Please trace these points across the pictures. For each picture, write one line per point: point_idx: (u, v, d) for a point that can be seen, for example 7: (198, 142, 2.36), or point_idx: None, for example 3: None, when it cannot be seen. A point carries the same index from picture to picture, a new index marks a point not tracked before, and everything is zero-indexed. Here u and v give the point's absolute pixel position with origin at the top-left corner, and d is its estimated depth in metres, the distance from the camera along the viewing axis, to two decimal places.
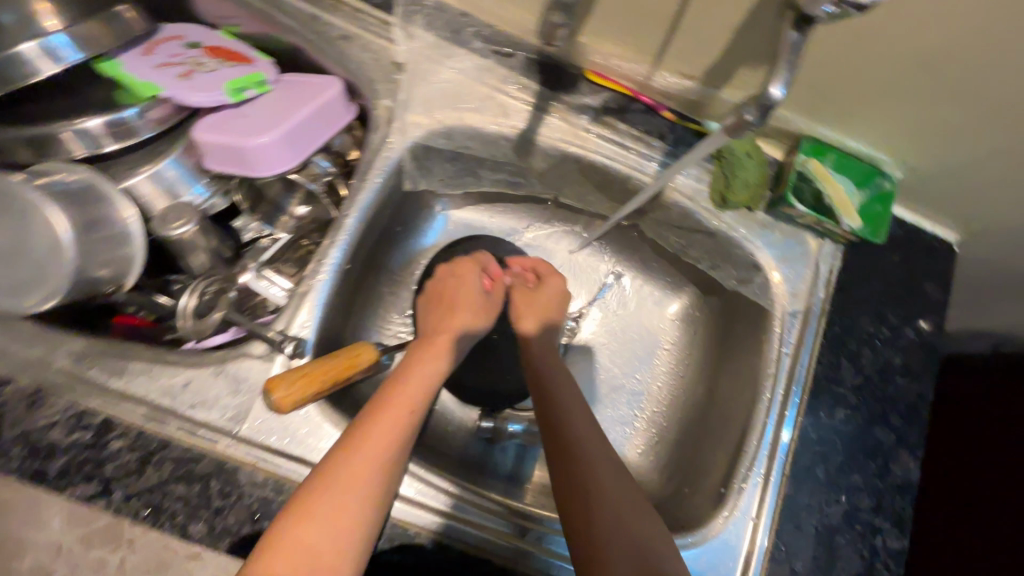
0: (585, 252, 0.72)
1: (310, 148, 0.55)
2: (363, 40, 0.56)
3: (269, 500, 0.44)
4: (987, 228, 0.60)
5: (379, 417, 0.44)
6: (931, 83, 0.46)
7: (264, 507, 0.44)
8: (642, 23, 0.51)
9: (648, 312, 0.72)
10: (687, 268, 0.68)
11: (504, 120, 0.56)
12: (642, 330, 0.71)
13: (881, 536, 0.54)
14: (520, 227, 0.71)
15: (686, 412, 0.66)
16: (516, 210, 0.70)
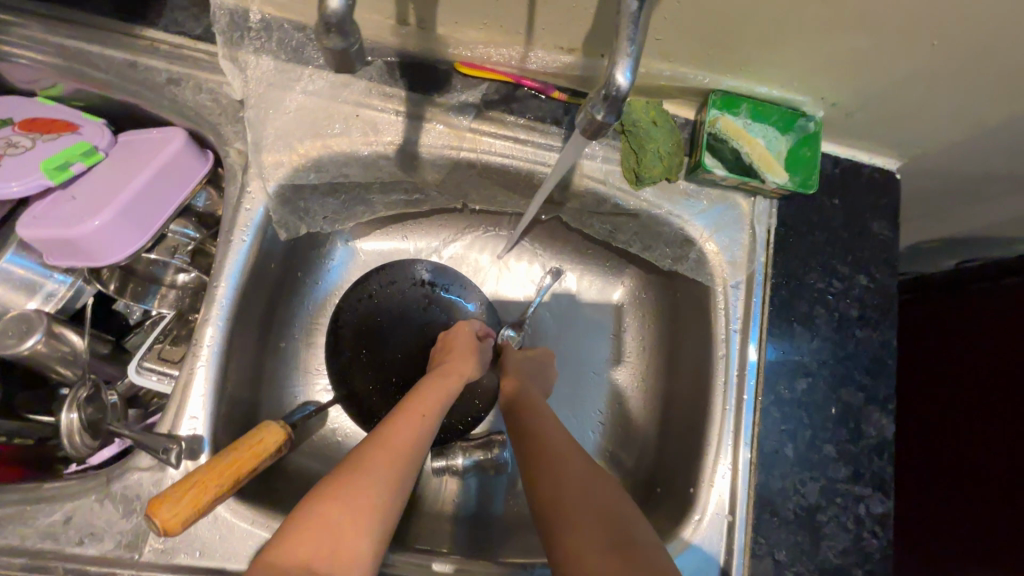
0: (513, 254, 0.66)
1: (163, 216, 0.48)
2: (195, 78, 0.48)
3: None
4: (927, 149, 0.54)
5: (371, 463, 0.39)
6: (828, 12, 0.40)
7: None
8: (497, 3, 0.44)
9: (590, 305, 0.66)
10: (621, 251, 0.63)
11: (376, 139, 0.50)
12: (588, 326, 0.66)
13: (864, 504, 0.50)
14: (439, 242, 0.65)
15: (647, 406, 0.62)
16: (429, 225, 0.64)
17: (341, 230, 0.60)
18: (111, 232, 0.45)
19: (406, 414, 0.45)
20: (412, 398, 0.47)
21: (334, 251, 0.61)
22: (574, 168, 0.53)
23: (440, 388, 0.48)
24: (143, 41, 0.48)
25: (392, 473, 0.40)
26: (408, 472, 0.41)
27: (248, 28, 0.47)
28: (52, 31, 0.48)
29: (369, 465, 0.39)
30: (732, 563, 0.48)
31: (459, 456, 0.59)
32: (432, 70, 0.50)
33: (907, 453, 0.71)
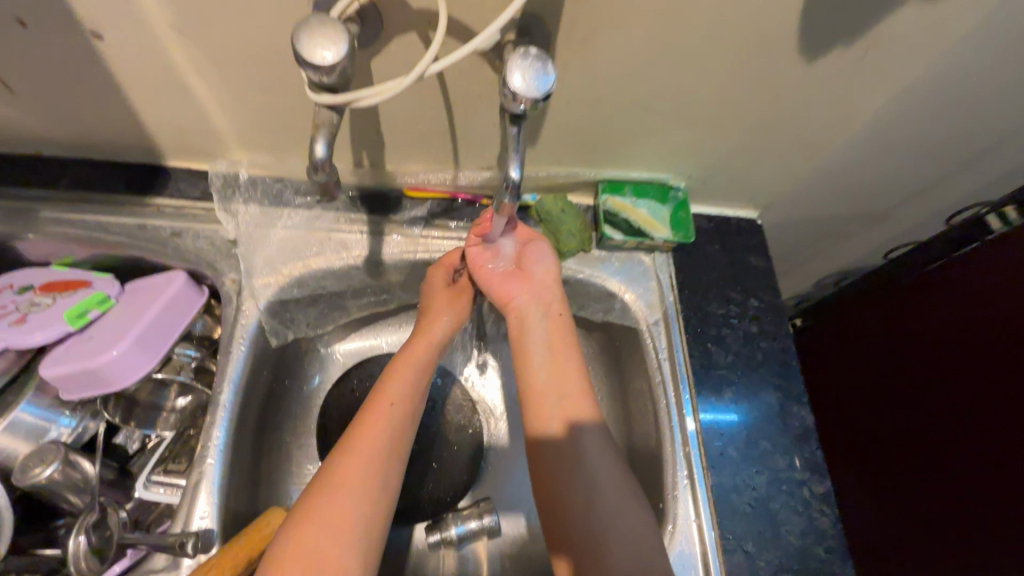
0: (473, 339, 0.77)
1: (169, 341, 0.56)
2: (194, 228, 0.60)
3: None
4: (771, 198, 0.71)
5: (339, 484, 0.46)
6: (658, 121, 0.57)
7: None
8: (428, 143, 0.59)
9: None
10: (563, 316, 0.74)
11: (347, 254, 0.62)
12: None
13: (808, 487, 0.58)
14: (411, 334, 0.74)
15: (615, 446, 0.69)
16: (398, 320, 0.73)
17: (321, 336, 0.69)
18: (125, 359, 0.53)
19: (367, 420, 0.51)
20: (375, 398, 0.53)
21: (315, 357, 0.69)
22: None
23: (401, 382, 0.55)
24: (150, 207, 0.60)
25: (361, 484, 0.47)
26: (375, 479, 0.48)
27: (238, 185, 0.61)
28: (72, 208, 0.58)
29: (336, 483, 0.46)
30: (710, 562, 0.53)
31: (452, 525, 0.63)
32: (386, 197, 0.64)
33: None
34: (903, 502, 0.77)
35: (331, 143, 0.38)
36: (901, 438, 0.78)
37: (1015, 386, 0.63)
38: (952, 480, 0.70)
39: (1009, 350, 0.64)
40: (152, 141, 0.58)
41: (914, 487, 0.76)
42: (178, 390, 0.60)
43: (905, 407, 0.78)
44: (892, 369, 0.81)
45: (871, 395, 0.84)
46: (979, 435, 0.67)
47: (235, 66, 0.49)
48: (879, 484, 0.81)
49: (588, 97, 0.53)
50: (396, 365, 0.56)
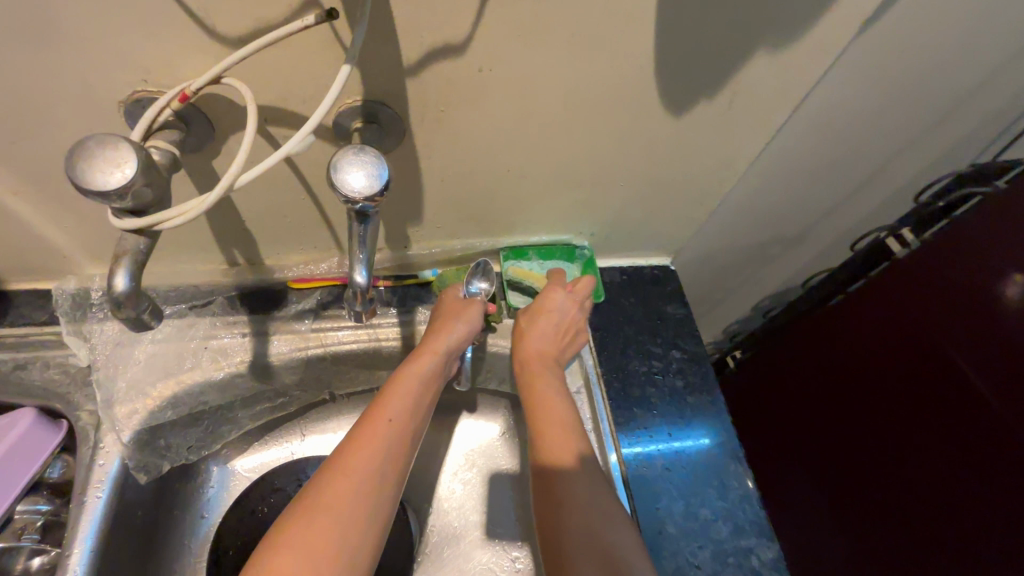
0: None
1: (12, 496, 0.48)
2: (47, 356, 0.53)
3: None
4: (677, 244, 0.70)
5: (341, 496, 0.39)
6: (542, 185, 0.54)
7: None
8: (303, 233, 0.55)
9: (513, 453, 0.68)
10: (472, 392, 0.69)
11: (227, 362, 0.56)
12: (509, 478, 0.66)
13: (755, 555, 0.53)
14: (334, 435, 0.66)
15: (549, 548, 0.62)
16: (319, 420, 0.66)
17: (212, 454, 0.61)
18: None
19: (373, 423, 0.44)
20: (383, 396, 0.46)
21: (206, 477, 0.60)
22: (413, 335, 0.61)
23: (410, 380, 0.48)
24: None
25: (355, 499, 0.39)
26: (376, 493, 0.41)
27: (91, 304, 0.54)
28: None
29: (333, 494, 0.39)
30: None
31: None
32: (269, 292, 0.59)
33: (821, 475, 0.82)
34: (872, 532, 0.74)
35: (138, 273, 0.33)
36: (852, 476, 0.78)
37: (945, 401, 0.65)
38: (911, 505, 0.69)
39: (934, 369, 0.66)
40: None
41: (881, 517, 0.73)
42: (31, 550, 0.49)
43: (855, 435, 0.77)
44: (834, 401, 0.80)
45: (823, 427, 0.83)
46: (924, 458, 0.67)
47: (57, 179, 0.43)
48: (849, 520, 0.78)
49: (462, 170, 0.50)
50: (398, 375, 0.48)
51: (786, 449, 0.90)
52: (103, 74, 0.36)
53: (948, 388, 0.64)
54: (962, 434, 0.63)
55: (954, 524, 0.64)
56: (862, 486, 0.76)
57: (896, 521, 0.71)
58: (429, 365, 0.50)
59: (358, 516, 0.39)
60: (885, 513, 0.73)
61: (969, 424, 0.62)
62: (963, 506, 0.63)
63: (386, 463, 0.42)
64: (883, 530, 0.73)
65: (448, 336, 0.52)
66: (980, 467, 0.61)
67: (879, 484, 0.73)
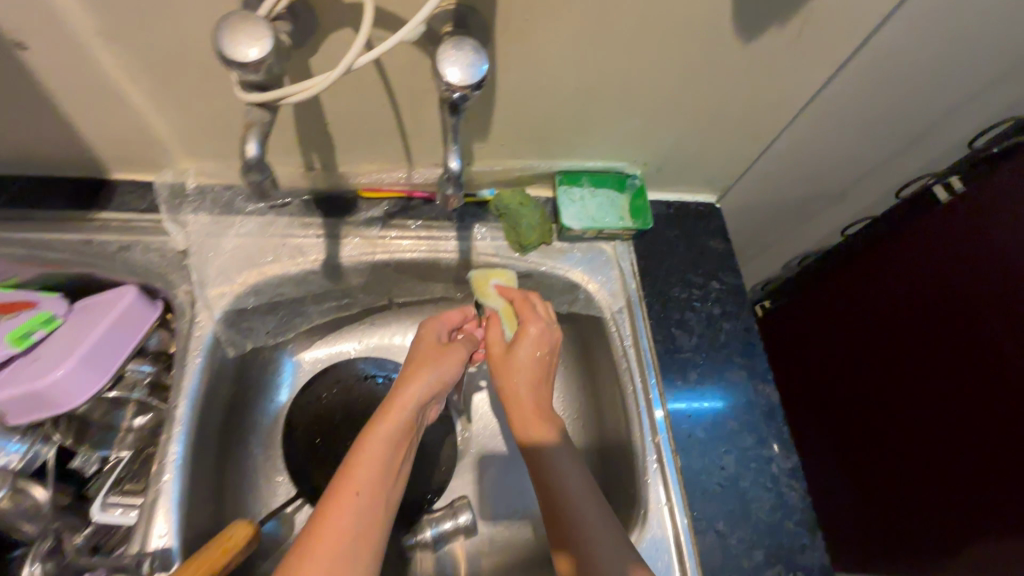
0: None
1: (121, 357, 0.54)
2: (143, 241, 0.58)
3: None
4: (724, 182, 0.72)
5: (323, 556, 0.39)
6: (606, 108, 0.57)
7: None
8: (378, 142, 0.58)
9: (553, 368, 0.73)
10: None
11: (303, 259, 0.61)
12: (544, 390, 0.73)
13: (775, 463, 0.58)
14: (389, 340, 0.73)
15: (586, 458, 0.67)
16: (377, 325, 0.73)
17: (284, 345, 0.67)
18: (73, 378, 0.51)
19: (348, 480, 0.43)
20: (357, 449, 0.46)
21: (280, 364, 0.67)
22: (470, 251, 0.66)
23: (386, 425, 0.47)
24: (94, 221, 0.58)
25: (337, 556, 0.39)
26: (359, 549, 0.40)
27: (187, 195, 0.59)
28: (12, 226, 0.56)
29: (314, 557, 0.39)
30: (681, 544, 0.53)
31: (427, 528, 0.62)
32: (342, 200, 0.63)
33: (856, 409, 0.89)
34: (911, 471, 0.80)
35: (264, 144, 0.37)
36: (880, 408, 0.84)
37: (968, 332, 0.70)
38: (950, 444, 0.74)
39: (964, 306, 0.71)
40: (92, 153, 0.56)
41: (918, 455, 0.78)
42: (136, 409, 0.59)
43: (892, 382, 0.82)
44: (874, 349, 0.85)
45: (861, 373, 0.87)
46: (948, 390, 0.73)
47: (172, 70, 0.48)
48: (887, 459, 0.84)
49: (535, 85, 0.53)
50: (365, 439, 0.46)
51: (823, 393, 0.95)
52: None
53: (985, 335, 0.68)
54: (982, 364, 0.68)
55: (990, 459, 0.69)
56: (899, 428, 0.81)
57: (934, 459, 0.76)
58: (401, 420, 0.48)
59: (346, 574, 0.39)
60: (923, 452, 0.78)
61: (1001, 369, 0.66)
62: (995, 442, 0.68)
63: (367, 515, 0.42)
64: (921, 467, 0.78)
65: (416, 387, 0.51)
66: (999, 399, 0.67)
67: (905, 414, 0.80)
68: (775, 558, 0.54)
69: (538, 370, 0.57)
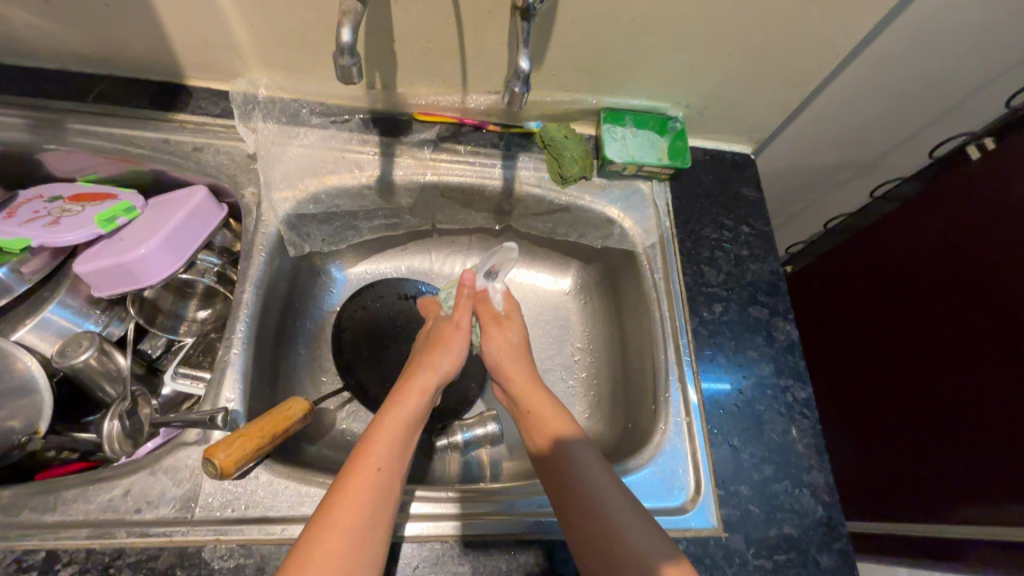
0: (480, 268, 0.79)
1: (192, 247, 0.59)
2: (215, 145, 0.63)
3: (238, 545, 0.46)
4: (762, 134, 0.75)
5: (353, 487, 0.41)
6: (657, 43, 0.60)
7: (232, 554, 0.46)
8: (438, 64, 0.62)
9: (580, 305, 0.78)
10: (552, 246, 0.77)
11: (360, 173, 0.65)
12: (573, 323, 0.77)
13: (791, 392, 0.62)
14: (428, 264, 0.78)
15: (608, 383, 0.71)
16: (420, 249, 0.77)
17: (334, 257, 0.72)
18: (152, 257, 0.56)
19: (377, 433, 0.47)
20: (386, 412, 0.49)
21: (330, 277, 0.72)
22: (514, 178, 0.69)
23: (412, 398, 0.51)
24: (173, 122, 0.63)
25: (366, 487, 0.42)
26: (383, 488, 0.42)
27: (257, 103, 0.64)
28: (99, 121, 0.61)
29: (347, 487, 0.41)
30: (698, 452, 0.58)
31: (457, 432, 0.66)
32: (397, 121, 0.67)
33: (874, 368, 0.93)
34: (919, 429, 0.83)
35: (356, 30, 0.41)
36: (896, 364, 0.88)
37: (985, 282, 0.74)
38: (958, 403, 0.77)
39: (988, 261, 0.74)
40: (175, 57, 0.61)
41: (927, 415, 0.82)
42: (199, 302, 0.64)
43: (913, 344, 0.85)
44: (899, 313, 0.88)
45: (882, 337, 0.91)
46: (961, 339, 0.77)
47: None
48: (900, 417, 0.87)
49: (593, 13, 0.55)
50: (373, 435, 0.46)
51: (844, 358, 0.99)
52: None
53: (1007, 287, 0.71)
54: (998, 311, 0.72)
55: (995, 417, 0.72)
56: (912, 389, 0.85)
57: (943, 416, 0.79)
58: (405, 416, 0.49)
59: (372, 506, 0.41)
60: (931, 411, 0.81)
61: (1015, 316, 0.69)
62: (1002, 400, 0.71)
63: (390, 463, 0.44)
64: (928, 427, 0.82)
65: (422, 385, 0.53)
66: (1006, 336, 0.71)
67: (920, 368, 0.83)
68: (783, 474, 0.57)
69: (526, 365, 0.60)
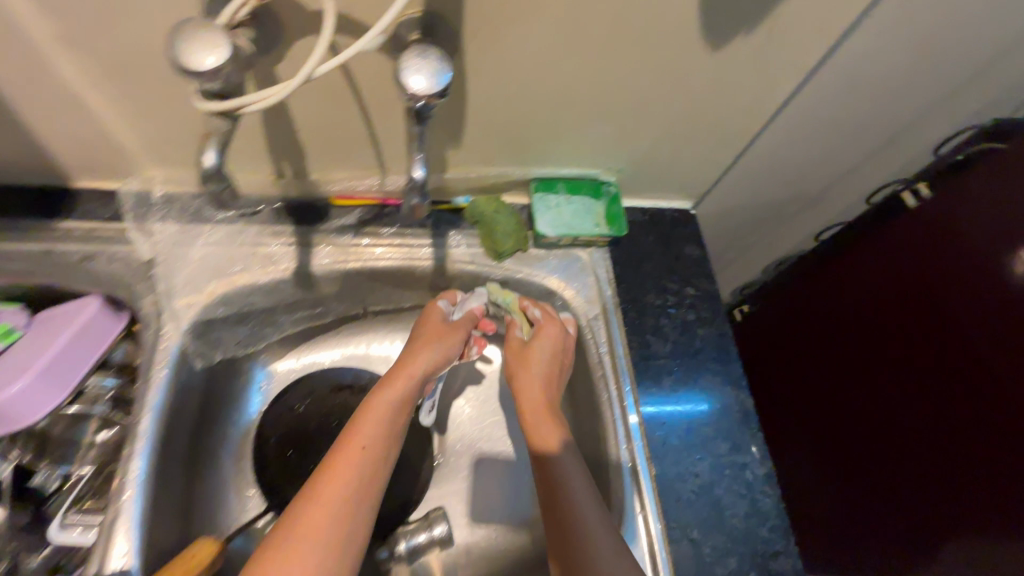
0: None
1: (82, 371, 0.53)
2: (106, 250, 0.57)
3: None
4: (698, 189, 0.73)
5: (336, 478, 0.45)
6: (576, 115, 0.57)
7: None
8: (348, 149, 0.58)
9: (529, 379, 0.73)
10: (494, 319, 0.73)
11: (274, 268, 0.60)
12: None
13: (749, 469, 0.58)
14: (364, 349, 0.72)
15: None
16: (355, 332, 0.71)
17: (255, 355, 0.66)
18: (30, 393, 0.50)
19: (361, 420, 0.50)
20: (375, 394, 0.53)
21: (250, 376, 0.66)
22: (446, 258, 0.65)
23: (400, 384, 0.54)
24: (56, 230, 0.57)
25: (349, 479, 0.46)
26: (363, 479, 0.46)
27: (152, 204, 0.58)
28: None
29: (329, 475, 0.45)
30: (656, 551, 0.53)
31: (399, 541, 0.62)
32: (313, 207, 0.63)
33: (826, 411, 0.90)
34: (877, 477, 0.81)
35: (223, 152, 0.37)
36: (848, 408, 0.86)
37: (931, 323, 0.72)
38: (914, 451, 0.75)
39: (932, 305, 0.73)
40: (53, 161, 0.55)
41: (882, 461, 0.80)
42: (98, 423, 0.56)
43: (865, 387, 0.83)
44: (846, 352, 0.86)
45: (834, 380, 0.88)
46: (911, 383, 0.75)
47: (131, 77, 0.46)
48: (851, 462, 0.85)
49: (505, 92, 0.52)
50: (358, 423, 0.50)
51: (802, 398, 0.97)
52: None
53: (957, 331, 0.69)
54: (946, 354, 0.70)
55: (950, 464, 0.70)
56: (867, 433, 0.82)
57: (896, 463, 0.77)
58: (391, 395, 0.53)
59: (353, 490, 0.45)
60: (884, 457, 0.79)
61: (967, 362, 0.68)
62: (959, 447, 0.69)
63: (377, 452, 0.48)
64: (888, 474, 0.79)
65: (408, 370, 0.55)
66: (957, 382, 0.69)
67: (873, 411, 0.81)
68: (747, 565, 0.54)
69: (550, 377, 0.60)
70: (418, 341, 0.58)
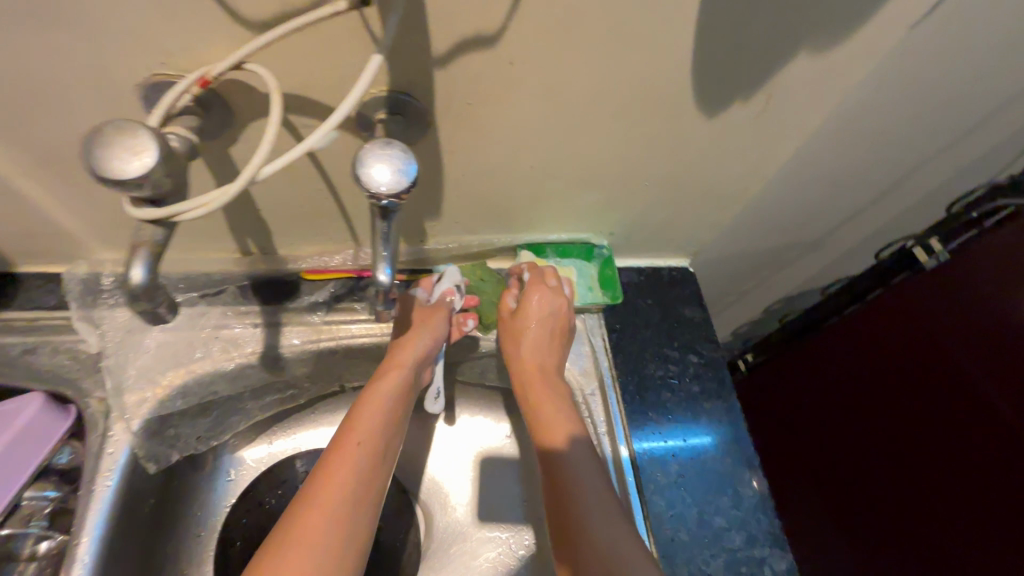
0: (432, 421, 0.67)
1: (19, 481, 0.47)
2: (52, 343, 0.52)
3: None
4: (696, 247, 0.69)
5: (318, 508, 0.41)
6: (564, 183, 0.53)
7: None
8: (318, 225, 0.53)
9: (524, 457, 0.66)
10: (482, 391, 0.69)
11: (238, 353, 0.55)
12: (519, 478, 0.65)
13: (768, 565, 0.52)
14: None
15: None
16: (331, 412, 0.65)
17: (222, 444, 0.61)
18: None
19: (343, 440, 0.46)
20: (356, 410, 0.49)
21: (214, 469, 0.60)
22: None
23: (382, 393, 0.50)
24: None
25: (333, 509, 0.41)
26: (347, 507, 0.42)
27: (101, 291, 0.53)
28: None
29: (311, 504, 0.41)
30: None
31: None
32: (281, 284, 0.57)
33: (839, 473, 0.83)
34: (901, 552, 0.73)
35: (156, 266, 0.32)
36: (863, 471, 0.79)
37: (953, 385, 0.67)
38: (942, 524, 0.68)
39: (952, 365, 0.68)
40: None
41: (907, 537, 0.73)
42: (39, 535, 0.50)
43: (881, 450, 0.76)
44: (861, 409, 0.80)
45: (845, 440, 0.82)
46: (933, 448, 0.69)
47: (69, 163, 0.42)
48: (874, 533, 0.78)
49: (486, 164, 0.48)
50: (338, 445, 0.46)
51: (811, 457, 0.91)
52: (122, 57, 0.34)
53: (986, 395, 0.64)
54: (974, 419, 0.65)
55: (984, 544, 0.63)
56: (887, 502, 0.76)
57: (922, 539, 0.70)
58: (372, 410, 0.49)
59: (338, 519, 0.41)
60: (908, 530, 0.72)
61: (1001, 429, 0.62)
62: (993, 523, 0.63)
63: (360, 471, 0.44)
64: (913, 550, 0.72)
65: (385, 384, 0.51)
66: (989, 451, 0.63)
67: (891, 478, 0.75)
68: None
69: (550, 347, 0.57)
70: (405, 331, 0.56)
